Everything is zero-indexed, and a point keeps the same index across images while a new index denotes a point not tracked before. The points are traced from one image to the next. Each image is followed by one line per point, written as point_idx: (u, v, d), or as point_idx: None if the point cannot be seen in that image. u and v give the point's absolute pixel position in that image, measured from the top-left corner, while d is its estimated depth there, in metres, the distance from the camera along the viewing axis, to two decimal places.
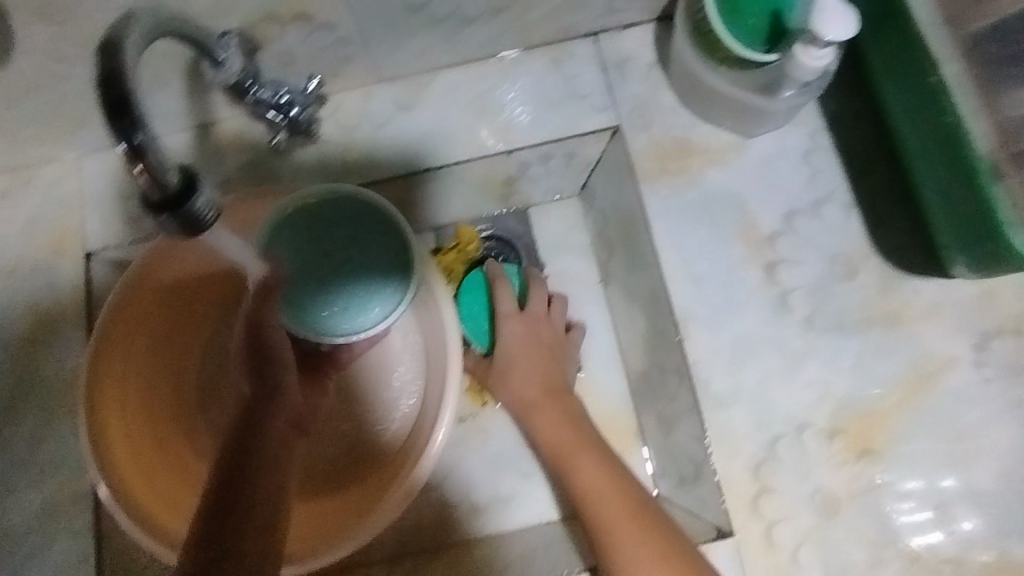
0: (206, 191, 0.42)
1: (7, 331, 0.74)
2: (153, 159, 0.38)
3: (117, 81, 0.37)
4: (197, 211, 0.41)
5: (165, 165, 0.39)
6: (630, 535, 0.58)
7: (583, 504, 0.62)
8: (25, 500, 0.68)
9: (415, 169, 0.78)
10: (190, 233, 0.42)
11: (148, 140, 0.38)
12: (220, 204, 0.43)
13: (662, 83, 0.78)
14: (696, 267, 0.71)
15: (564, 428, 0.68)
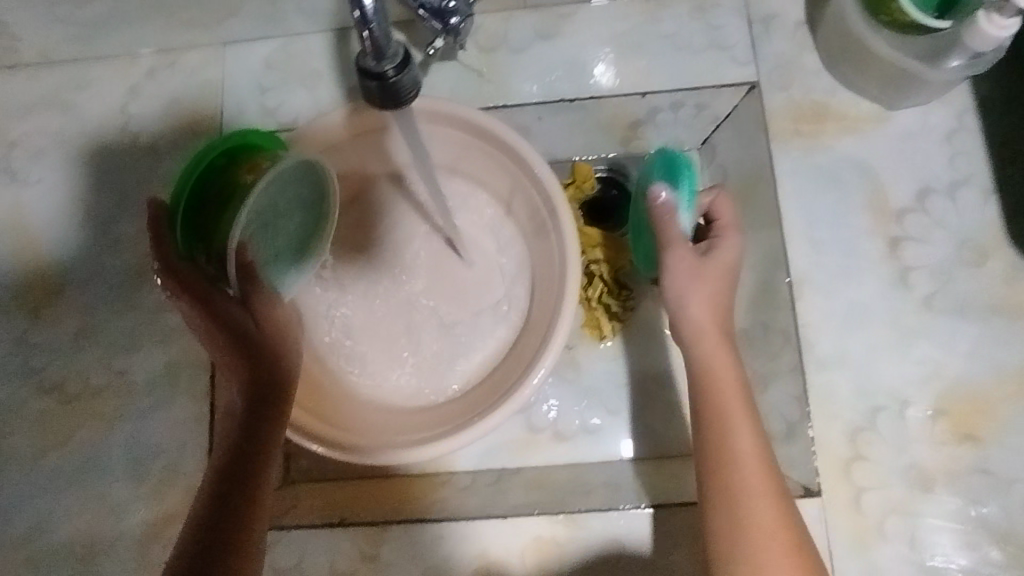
0: (413, 69, 0.43)
1: (146, 202, 0.78)
2: (377, 28, 0.40)
3: None
4: (402, 84, 0.42)
5: (387, 36, 0.41)
6: (771, 509, 0.55)
7: (731, 466, 0.57)
8: (150, 358, 0.74)
9: (549, 99, 0.78)
10: (390, 107, 0.44)
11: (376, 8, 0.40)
12: (421, 87, 0.44)
13: (809, 43, 0.76)
14: (818, 232, 0.71)
15: (728, 371, 0.61)
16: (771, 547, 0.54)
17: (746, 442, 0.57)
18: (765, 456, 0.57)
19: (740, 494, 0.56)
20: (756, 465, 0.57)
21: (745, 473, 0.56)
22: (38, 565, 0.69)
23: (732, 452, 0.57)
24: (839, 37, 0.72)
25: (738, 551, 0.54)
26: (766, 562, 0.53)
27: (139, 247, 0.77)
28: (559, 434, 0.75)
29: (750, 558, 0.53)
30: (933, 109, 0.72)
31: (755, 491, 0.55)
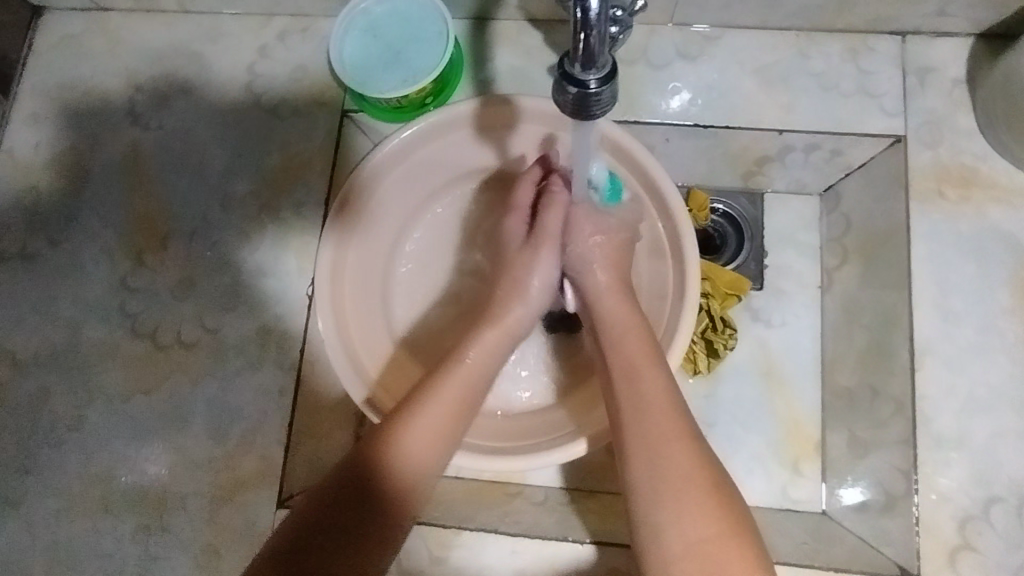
0: (613, 86, 0.40)
1: (259, 163, 0.78)
2: (595, 34, 0.37)
3: None
4: (600, 98, 0.39)
5: (601, 45, 0.38)
6: (694, 474, 0.51)
7: (645, 421, 0.54)
8: (245, 321, 0.73)
9: (683, 121, 0.75)
10: (577, 115, 0.41)
11: (601, 13, 0.37)
12: (614, 105, 0.41)
13: (965, 103, 0.72)
14: (950, 303, 0.68)
15: (643, 338, 0.59)
16: (685, 498, 0.50)
17: (645, 388, 0.56)
18: (673, 401, 0.55)
19: (628, 436, 0.54)
20: (670, 415, 0.54)
21: (657, 423, 0.54)
22: (108, 509, 0.69)
23: (645, 407, 0.55)
24: (1004, 100, 0.68)
25: (637, 492, 0.52)
26: (657, 503, 0.50)
27: (247, 208, 0.77)
28: None
29: (654, 505, 0.50)
30: None
31: (658, 435, 0.53)
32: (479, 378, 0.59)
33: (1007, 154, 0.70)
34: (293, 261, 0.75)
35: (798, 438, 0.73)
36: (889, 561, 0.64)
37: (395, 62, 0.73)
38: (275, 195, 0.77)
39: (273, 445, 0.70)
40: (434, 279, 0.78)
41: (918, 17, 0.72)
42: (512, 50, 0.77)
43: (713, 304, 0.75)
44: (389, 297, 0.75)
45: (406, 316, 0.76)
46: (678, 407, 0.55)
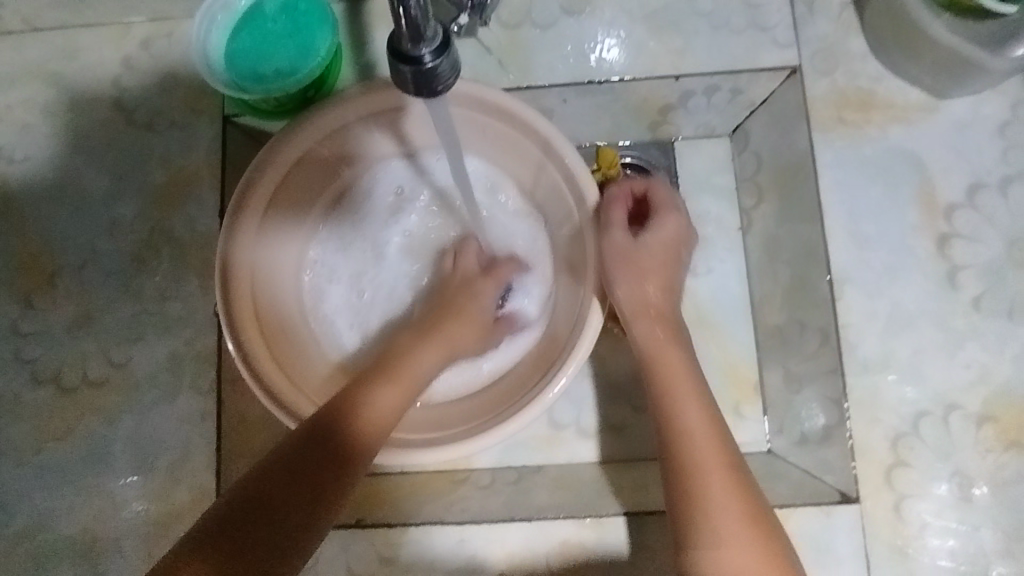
0: (450, 59, 0.39)
1: (142, 181, 0.73)
2: (414, 4, 0.35)
3: None
4: (439, 71, 0.38)
5: (424, 15, 0.36)
6: (736, 520, 0.53)
7: (682, 450, 0.57)
8: (152, 350, 0.70)
9: (579, 80, 0.72)
10: (421, 94, 0.39)
11: None
12: (457, 77, 0.40)
13: (856, 24, 0.71)
14: (863, 228, 0.68)
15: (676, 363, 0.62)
16: (720, 530, 0.53)
17: (690, 422, 0.59)
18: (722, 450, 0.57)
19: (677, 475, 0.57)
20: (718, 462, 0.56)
21: (711, 469, 0.56)
22: (39, 566, 0.66)
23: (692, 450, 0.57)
24: (889, 15, 0.67)
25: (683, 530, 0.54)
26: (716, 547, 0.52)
27: (137, 232, 0.72)
28: (583, 431, 0.74)
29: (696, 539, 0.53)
30: (985, 99, 0.69)
31: (702, 476, 0.56)
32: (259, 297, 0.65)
33: (901, 72, 0.70)
34: (194, 279, 0.71)
35: (736, 381, 0.74)
36: (831, 489, 0.65)
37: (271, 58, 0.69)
38: (164, 213, 0.72)
39: (203, 474, 0.67)
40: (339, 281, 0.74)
41: None
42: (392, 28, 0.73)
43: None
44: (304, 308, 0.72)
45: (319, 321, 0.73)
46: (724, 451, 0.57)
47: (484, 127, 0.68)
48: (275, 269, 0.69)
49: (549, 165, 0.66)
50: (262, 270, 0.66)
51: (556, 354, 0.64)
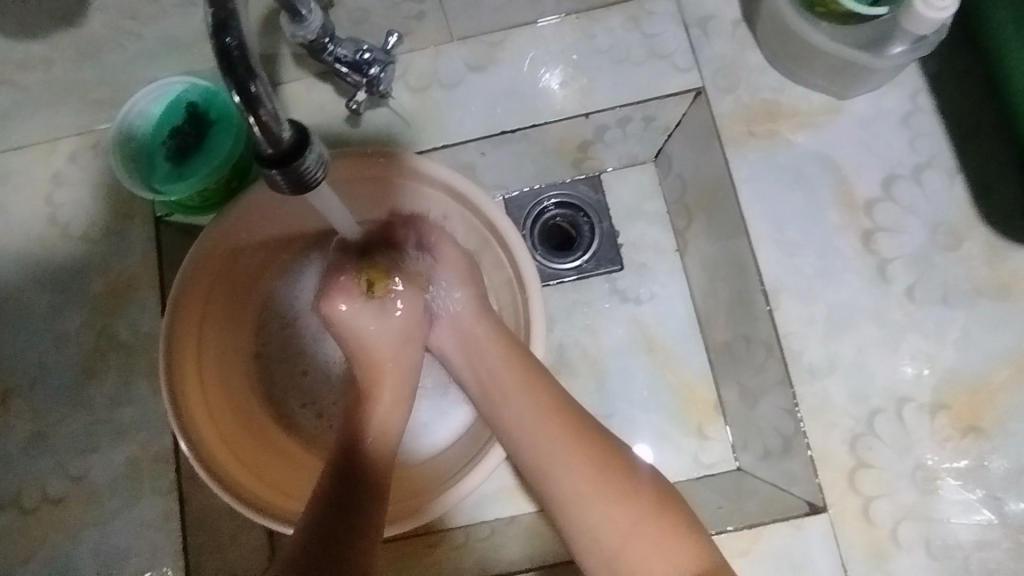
0: (315, 149, 0.41)
1: (83, 292, 0.74)
2: (264, 112, 0.37)
3: (230, 29, 0.36)
4: (307, 167, 0.39)
5: (277, 120, 0.38)
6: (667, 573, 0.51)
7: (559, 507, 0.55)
8: (109, 459, 0.70)
9: (491, 133, 0.74)
10: (300, 192, 0.41)
11: (263, 91, 0.37)
12: (329, 163, 0.41)
13: (750, 40, 0.73)
14: (788, 235, 0.69)
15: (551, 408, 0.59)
16: (597, 521, 0.53)
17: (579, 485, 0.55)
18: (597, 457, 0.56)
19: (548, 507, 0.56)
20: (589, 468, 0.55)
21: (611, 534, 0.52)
22: None
23: (556, 484, 0.55)
24: (776, 30, 0.69)
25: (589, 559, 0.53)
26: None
27: (83, 342, 0.73)
28: None
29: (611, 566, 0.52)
30: (885, 93, 0.71)
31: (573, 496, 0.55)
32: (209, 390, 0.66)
33: (800, 79, 0.71)
34: (143, 382, 0.71)
35: (696, 403, 0.75)
36: (799, 501, 0.64)
37: (185, 160, 0.69)
38: (108, 322, 0.73)
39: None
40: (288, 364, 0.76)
41: None
42: (304, 109, 0.74)
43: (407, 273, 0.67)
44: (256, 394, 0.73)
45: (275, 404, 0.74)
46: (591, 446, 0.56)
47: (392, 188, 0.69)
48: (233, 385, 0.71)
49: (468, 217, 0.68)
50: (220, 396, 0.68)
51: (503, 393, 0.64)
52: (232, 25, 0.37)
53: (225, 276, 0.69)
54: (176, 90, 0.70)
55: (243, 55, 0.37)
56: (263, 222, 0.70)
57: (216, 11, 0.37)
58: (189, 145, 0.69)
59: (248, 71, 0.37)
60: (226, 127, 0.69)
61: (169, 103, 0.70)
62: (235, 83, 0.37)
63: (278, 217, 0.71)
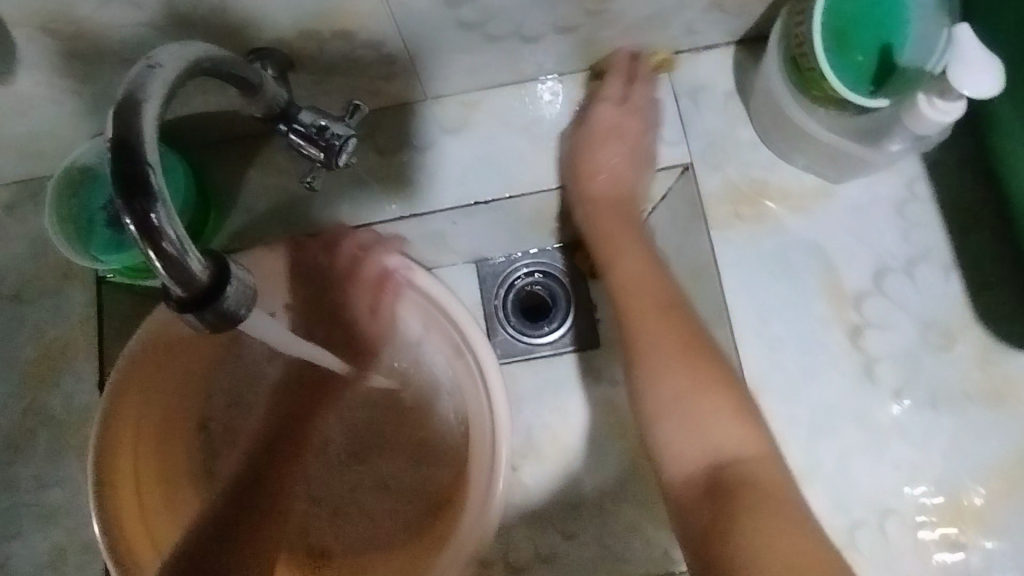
0: (238, 280, 0.36)
1: (12, 358, 0.68)
2: (172, 248, 0.32)
3: (133, 153, 0.31)
4: (228, 306, 0.35)
5: (190, 256, 0.33)
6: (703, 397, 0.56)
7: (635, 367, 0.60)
8: (34, 545, 0.64)
9: (460, 203, 0.69)
10: (221, 329, 0.36)
11: (169, 223, 0.32)
12: (254, 293, 0.37)
13: (742, 115, 0.69)
14: (773, 328, 0.65)
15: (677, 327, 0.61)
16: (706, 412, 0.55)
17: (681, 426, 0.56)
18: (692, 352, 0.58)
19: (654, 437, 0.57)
20: (684, 364, 0.58)
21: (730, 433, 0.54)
22: None
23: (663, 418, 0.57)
24: (770, 109, 0.65)
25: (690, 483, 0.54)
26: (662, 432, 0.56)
27: (11, 414, 0.67)
28: (514, 566, 0.71)
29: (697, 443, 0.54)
30: (881, 179, 0.67)
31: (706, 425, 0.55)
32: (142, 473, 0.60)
33: (793, 160, 0.67)
34: (74, 461, 0.66)
35: None
36: None
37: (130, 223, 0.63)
38: (38, 392, 0.67)
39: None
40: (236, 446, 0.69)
41: (671, 39, 0.68)
42: (265, 167, 0.69)
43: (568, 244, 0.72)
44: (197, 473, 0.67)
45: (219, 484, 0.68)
46: (688, 350, 0.59)
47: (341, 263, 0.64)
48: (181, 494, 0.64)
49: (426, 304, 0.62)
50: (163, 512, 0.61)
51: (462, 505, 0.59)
52: (135, 152, 0.31)
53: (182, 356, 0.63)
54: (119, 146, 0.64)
55: (147, 185, 0.32)
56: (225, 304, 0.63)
57: (116, 132, 0.32)
58: None
59: (151, 202, 0.31)
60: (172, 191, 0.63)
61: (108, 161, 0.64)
62: (135, 219, 0.31)
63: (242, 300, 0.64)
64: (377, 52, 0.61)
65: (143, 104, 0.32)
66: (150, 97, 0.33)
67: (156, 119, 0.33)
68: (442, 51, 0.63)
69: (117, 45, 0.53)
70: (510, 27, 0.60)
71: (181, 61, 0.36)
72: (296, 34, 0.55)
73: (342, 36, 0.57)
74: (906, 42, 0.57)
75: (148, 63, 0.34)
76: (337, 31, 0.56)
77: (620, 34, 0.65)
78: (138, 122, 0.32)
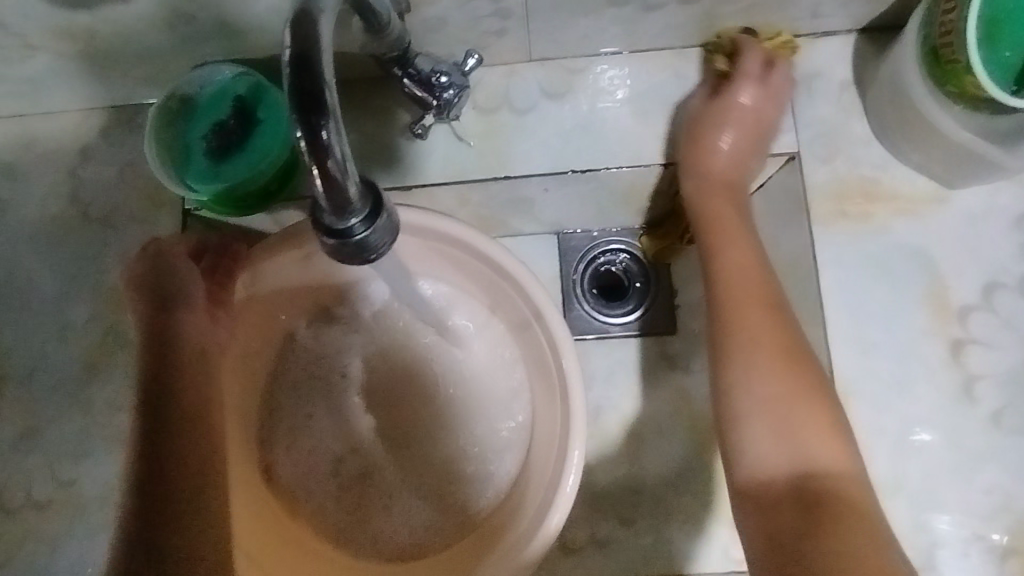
0: (388, 214, 0.35)
1: (95, 281, 0.68)
2: (332, 163, 0.32)
3: (309, 62, 0.32)
4: (373, 234, 0.34)
5: (348, 176, 0.33)
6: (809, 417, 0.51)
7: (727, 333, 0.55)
8: (101, 466, 0.65)
9: (558, 170, 0.68)
10: (361, 262, 0.35)
11: (335, 137, 0.32)
12: (401, 224, 0.36)
13: (858, 108, 0.66)
14: (869, 333, 0.62)
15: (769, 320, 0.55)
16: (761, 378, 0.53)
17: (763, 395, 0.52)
18: (786, 355, 0.53)
19: (735, 433, 0.52)
20: (782, 373, 0.53)
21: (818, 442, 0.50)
22: None
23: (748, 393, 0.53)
24: (894, 104, 0.62)
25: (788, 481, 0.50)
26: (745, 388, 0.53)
27: (90, 335, 0.67)
28: (567, 545, 0.70)
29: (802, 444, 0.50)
30: (1001, 190, 0.63)
31: (750, 379, 0.53)
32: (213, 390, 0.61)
33: (908, 161, 0.64)
34: None
35: None
36: None
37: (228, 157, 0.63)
38: (118, 319, 0.67)
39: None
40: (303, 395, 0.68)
41: (793, 22, 0.65)
42: (363, 115, 0.68)
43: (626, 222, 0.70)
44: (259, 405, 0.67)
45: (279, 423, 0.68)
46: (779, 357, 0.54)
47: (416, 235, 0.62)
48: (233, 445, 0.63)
49: (503, 283, 0.60)
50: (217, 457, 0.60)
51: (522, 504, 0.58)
52: (312, 63, 0.32)
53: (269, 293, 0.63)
54: (226, 79, 0.64)
55: (320, 98, 0.32)
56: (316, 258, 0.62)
57: (295, 44, 0.32)
58: (232, 143, 0.63)
59: (324, 111, 0.32)
60: (273, 131, 0.62)
61: (215, 95, 0.64)
62: (305, 129, 0.32)
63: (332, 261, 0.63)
64: (493, 5, 0.59)
65: (319, 19, 0.33)
66: (326, 15, 0.34)
67: (330, 38, 0.34)
68: (558, 10, 0.61)
69: None
70: None
71: None
72: None
73: None
74: None
75: None
76: None
77: (743, 10, 0.62)
78: (316, 33, 0.32)
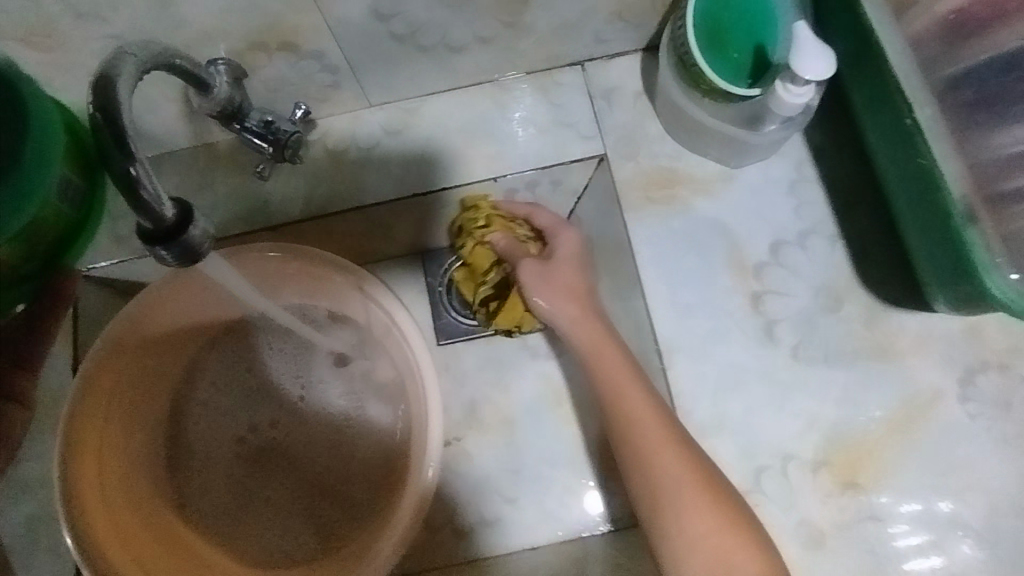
0: (201, 222, 0.43)
1: None
2: (145, 191, 0.40)
3: (112, 115, 0.39)
4: (194, 238, 0.42)
5: (160, 198, 0.41)
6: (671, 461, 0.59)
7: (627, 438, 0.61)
8: None
9: (403, 196, 0.78)
10: (189, 262, 0.43)
11: (142, 172, 0.40)
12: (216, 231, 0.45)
13: (650, 111, 0.78)
14: (683, 296, 0.72)
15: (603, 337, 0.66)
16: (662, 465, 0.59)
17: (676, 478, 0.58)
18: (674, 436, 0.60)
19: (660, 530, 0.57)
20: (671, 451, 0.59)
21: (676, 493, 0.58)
22: None
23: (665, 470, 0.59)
24: (670, 103, 0.74)
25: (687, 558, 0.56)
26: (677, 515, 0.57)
27: None
28: (459, 530, 0.76)
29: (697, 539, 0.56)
30: (772, 163, 0.75)
31: (681, 514, 0.57)
32: (118, 405, 0.68)
33: (696, 150, 0.76)
34: (47, 439, 0.71)
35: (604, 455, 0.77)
36: None
37: None
38: None
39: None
40: (203, 410, 0.77)
41: (584, 48, 0.77)
42: (223, 167, 0.78)
43: (495, 237, 0.76)
44: (159, 416, 0.74)
45: (181, 430, 0.76)
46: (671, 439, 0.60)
47: (295, 275, 0.72)
48: (130, 468, 0.70)
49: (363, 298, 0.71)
50: (111, 469, 0.66)
51: (392, 511, 0.68)
52: (113, 114, 0.39)
53: (172, 321, 0.71)
54: None
55: (126, 143, 0.40)
56: (206, 292, 0.71)
57: (96, 100, 0.39)
58: None
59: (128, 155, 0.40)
60: None
61: None
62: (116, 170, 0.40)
63: (215, 294, 0.73)
64: (320, 62, 0.70)
65: (118, 81, 0.40)
66: (123, 76, 0.41)
67: (130, 94, 0.41)
68: (377, 61, 0.71)
69: (89, 57, 0.62)
70: (434, 38, 0.69)
71: (144, 54, 0.44)
72: (245, 45, 0.65)
73: (287, 48, 0.66)
74: (776, 38, 0.65)
75: (118, 52, 0.42)
76: (282, 44, 0.66)
77: (536, 43, 0.74)
78: (116, 91, 0.39)
